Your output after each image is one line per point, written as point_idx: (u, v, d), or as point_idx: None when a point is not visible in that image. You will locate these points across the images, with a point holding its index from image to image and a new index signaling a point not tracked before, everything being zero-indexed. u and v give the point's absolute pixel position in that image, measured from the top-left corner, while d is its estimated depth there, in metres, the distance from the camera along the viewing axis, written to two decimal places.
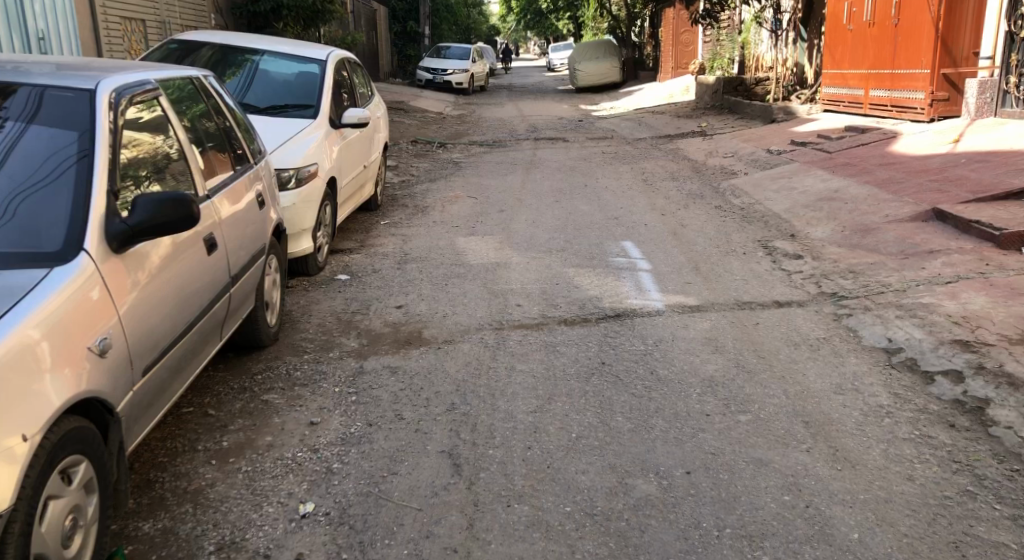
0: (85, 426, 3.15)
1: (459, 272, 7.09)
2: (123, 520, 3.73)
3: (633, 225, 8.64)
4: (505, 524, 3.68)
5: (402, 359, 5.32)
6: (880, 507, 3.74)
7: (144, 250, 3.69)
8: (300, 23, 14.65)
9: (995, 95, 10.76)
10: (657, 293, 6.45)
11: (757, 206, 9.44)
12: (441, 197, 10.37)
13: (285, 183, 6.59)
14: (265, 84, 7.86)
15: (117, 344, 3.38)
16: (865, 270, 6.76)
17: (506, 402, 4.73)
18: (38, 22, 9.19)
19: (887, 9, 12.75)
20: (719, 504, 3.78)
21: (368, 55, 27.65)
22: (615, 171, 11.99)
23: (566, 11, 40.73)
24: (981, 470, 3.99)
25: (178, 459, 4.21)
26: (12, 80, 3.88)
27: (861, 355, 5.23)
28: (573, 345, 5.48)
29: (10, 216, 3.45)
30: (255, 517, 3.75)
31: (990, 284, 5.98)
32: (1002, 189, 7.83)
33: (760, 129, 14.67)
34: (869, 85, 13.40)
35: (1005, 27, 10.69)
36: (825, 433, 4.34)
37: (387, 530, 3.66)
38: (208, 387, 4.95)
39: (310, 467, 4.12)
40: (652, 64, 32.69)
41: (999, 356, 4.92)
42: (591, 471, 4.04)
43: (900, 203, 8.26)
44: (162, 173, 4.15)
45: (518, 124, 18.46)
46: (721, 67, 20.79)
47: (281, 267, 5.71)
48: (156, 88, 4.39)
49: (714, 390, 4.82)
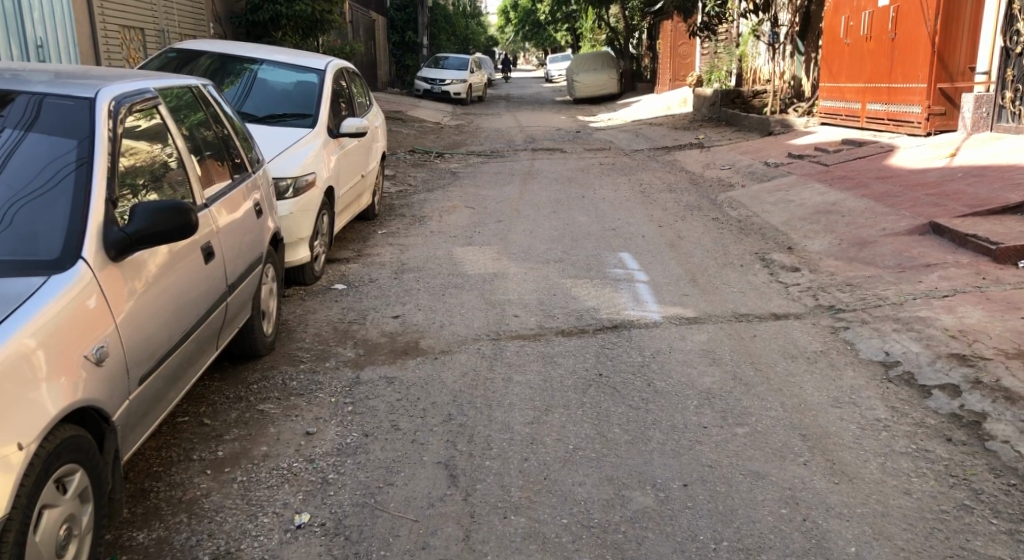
0: (82, 434, 3.14)
1: (457, 283, 7.08)
2: (117, 530, 3.71)
3: (631, 236, 8.65)
4: (501, 536, 3.67)
5: (399, 369, 5.31)
6: (877, 521, 3.73)
7: (141, 258, 3.69)
8: (299, 33, 14.71)
9: (990, 110, 10.82)
10: (654, 305, 6.45)
11: (755, 218, 9.47)
12: (439, 207, 10.38)
13: (283, 192, 6.58)
14: (264, 93, 7.87)
15: (114, 353, 3.37)
16: (862, 282, 6.77)
17: (502, 413, 4.72)
18: (37, 31, 9.21)
19: (883, 23, 12.83)
20: (716, 517, 3.77)
21: (366, 65, 27.73)
22: (613, 182, 12.01)
23: (565, 23, 40.90)
24: (978, 484, 3.98)
25: (173, 469, 4.19)
26: (11, 87, 3.88)
27: (858, 368, 5.23)
28: (570, 355, 5.49)
29: (7, 223, 3.44)
30: (250, 527, 3.73)
31: (987, 298, 6.00)
32: (998, 203, 7.86)
33: (757, 141, 14.72)
34: (866, 99, 13.44)
35: (1000, 42, 10.76)
36: (822, 446, 4.34)
37: (383, 541, 3.65)
38: (204, 397, 4.93)
39: (307, 477, 4.11)
40: (651, 76, 32.76)
41: (996, 370, 4.93)
42: (587, 483, 4.03)
43: (897, 216, 8.29)
44: (160, 181, 4.14)
45: (517, 135, 18.48)
46: (720, 79, 20.82)
47: (278, 275, 5.71)
48: (155, 97, 4.39)
49: (711, 401, 4.82)
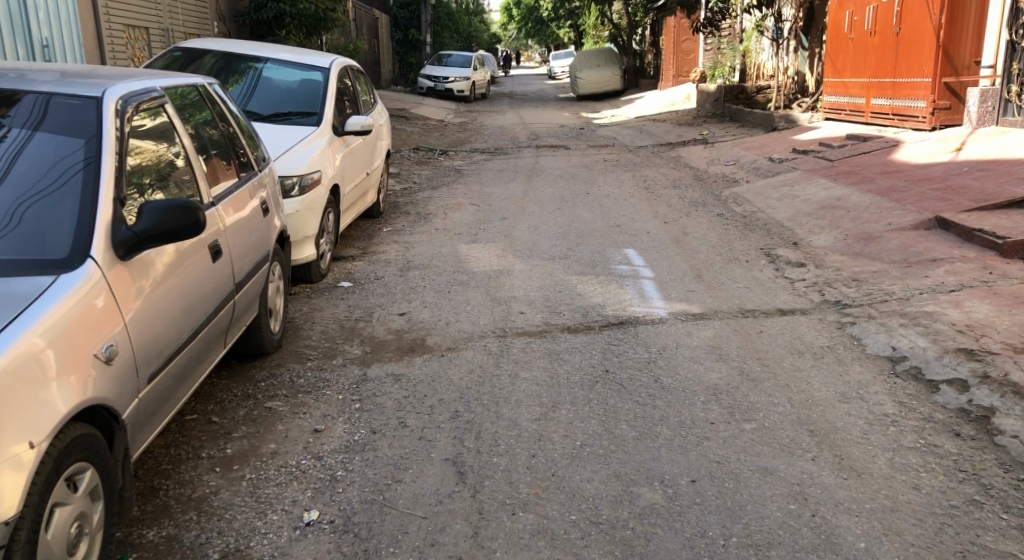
0: (92, 433, 3.15)
1: (462, 279, 7.10)
2: (127, 528, 3.72)
3: (636, 232, 8.64)
4: (510, 532, 3.67)
5: (406, 366, 5.32)
6: (887, 516, 3.73)
7: (149, 257, 3.69)
8: (302, 30, 14.70)
9: (996, 104, 10.81)
10: (660, 301, 6.45)
11: (760, 214, 9.45)
12: (443, 204, 10.36)
13: (289, 190, 6.60)
14: (268, 91, 7.87)
15: (123, 351, 3.39)
16: (868, 278, 6.76)
17: (509, 410, 4.72)
18: (43, 31, 9.23)
19: (888, 18, 12.75)
20: (725, 512, 3.77)
21: (368, 63, 27.72)
22: (617, 179, 11.98)
23: (567, 19, 40.75)
24: (987, 480, 3.98)
25: (183, 467, 4.20)
26: (17, 87, 3.88)
27: (865, 363, 5.23)
28: (576, 352, 5.48)
29: (15, 224, 3.45)
30: (259, 524, 3.74)
31: (994, 292, 5.98)
32: (1005, 197, 7.85)
33: (761, 137, 14.69)
34: (870, 93, 13.41)
35: (1005, 36, 10.73)
36: (831, 442, 4.34)
37: (391, 538, 3.66)
38: (211, 395, 4.95)
39: (315, 475, 4.12)
40: (653, 73, 32.78)
41: (1004, 365, 4.92)
42: (595, 479, 4.04)
43: (902, 211, 8.28)
44: (166, 180, 4.14)
45: (521, 132, 18.45)
46: (723, 75, 20.78)
47: (284, 274, 5.71)
48: (161, 96, 4.40)
49: (719, 398, 4.82)
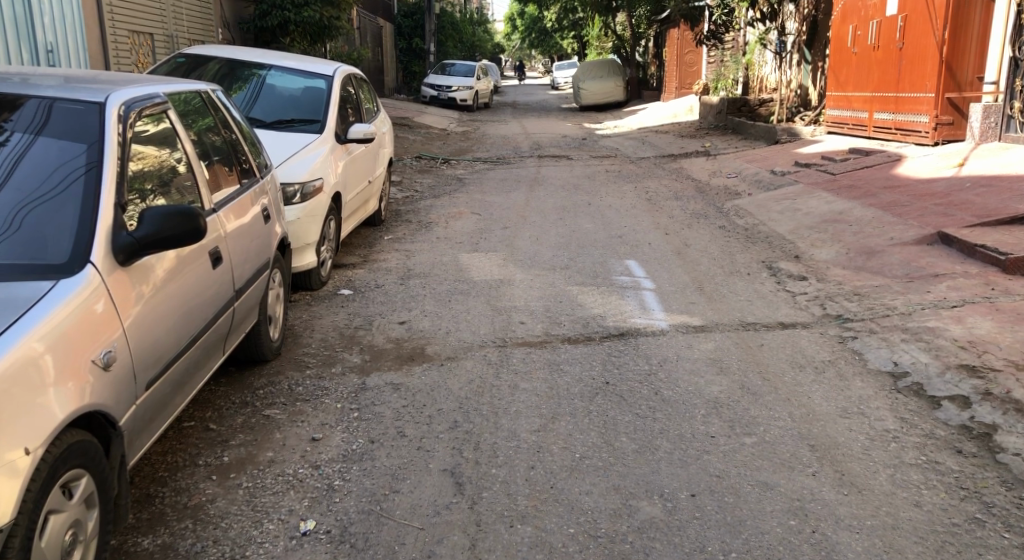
0: (88, 440, 3.13)
1: (462, 289, 7.08)
2: (122, 536, 3.70)
3: (638, 244, 8.62)
4: (508, 545, 3.64)
5: (405, 376, 5.29)
6: (888, 534, 3.70)
7: (149, 263, 3.68)
8: (307, 39, 14.67)
9: (999, 119, 10.87)
10: (661, 313, 6.42)
11: (761, 226, 9.44)
12: (445, 213, 10.35)
13: (291, 198, 6.59)
14: (271, 99, 7.87)
15: (122, 357, 3.37)
16: (870, 292, 6.75)
17: (509, 421, 4.70)
18: (48, 35, 9.25)
19: (892, 32, 12.75)
20: (725, 527, 3.74)
21: (372, 71, 27.76)
22: (619, 190, 11.96)
23: (571, 31, 40.79)
24: (989, 498, 3.95)
25: (179, 474, 4.18)
26: (20, 91, 3.87)
27: (867, 379, 5.20)
28: (576, 363, 5.47)
29: (15, 228, 3.43)
30: (255, 533, 3.72)
31: (997, 309, 5.96)
32: (1007, 213, 7.84)
33: (764, 149, 14.69)
34: (873, 108, 13.41)
35: (1010, 52, 10.89)
36: (831, 457, 4.31)
37: (388, 549, 3.63)
38: (209, 402, 4.92)
39: (312, 484, 4.09)
40: (657, 85, 32.79)
41: (1006, 383, 4.90)
42: (593, 492, 4.01)
43: (905, 226, 8.26)
44: (168, 186, 4.13)
45: (523, 142, 18.44)
46: (725, 87, 20.92)
47: (286, 281, 5.71)
48: (164, 102, 4.40)
49: (719, 411, 4.80)
